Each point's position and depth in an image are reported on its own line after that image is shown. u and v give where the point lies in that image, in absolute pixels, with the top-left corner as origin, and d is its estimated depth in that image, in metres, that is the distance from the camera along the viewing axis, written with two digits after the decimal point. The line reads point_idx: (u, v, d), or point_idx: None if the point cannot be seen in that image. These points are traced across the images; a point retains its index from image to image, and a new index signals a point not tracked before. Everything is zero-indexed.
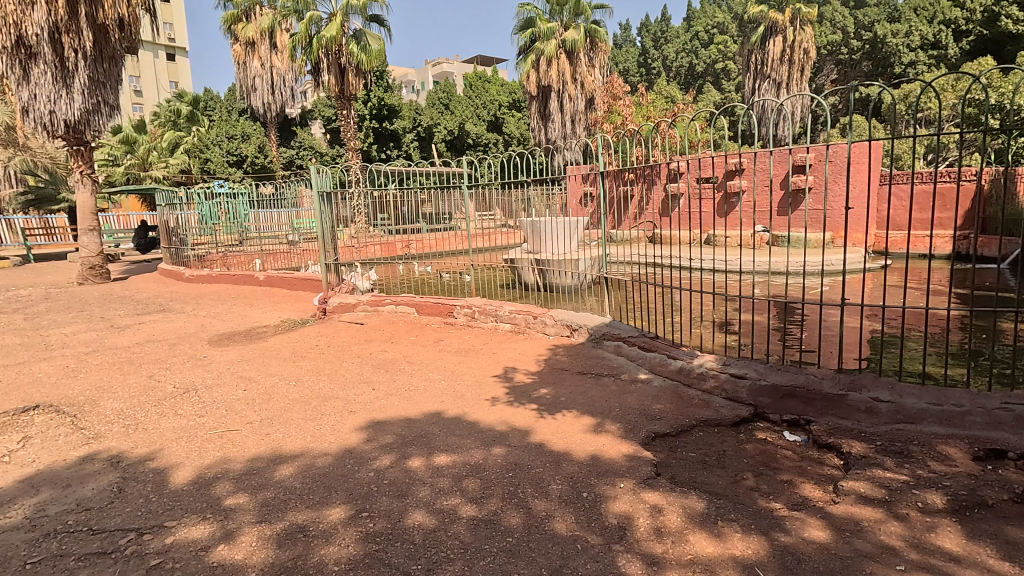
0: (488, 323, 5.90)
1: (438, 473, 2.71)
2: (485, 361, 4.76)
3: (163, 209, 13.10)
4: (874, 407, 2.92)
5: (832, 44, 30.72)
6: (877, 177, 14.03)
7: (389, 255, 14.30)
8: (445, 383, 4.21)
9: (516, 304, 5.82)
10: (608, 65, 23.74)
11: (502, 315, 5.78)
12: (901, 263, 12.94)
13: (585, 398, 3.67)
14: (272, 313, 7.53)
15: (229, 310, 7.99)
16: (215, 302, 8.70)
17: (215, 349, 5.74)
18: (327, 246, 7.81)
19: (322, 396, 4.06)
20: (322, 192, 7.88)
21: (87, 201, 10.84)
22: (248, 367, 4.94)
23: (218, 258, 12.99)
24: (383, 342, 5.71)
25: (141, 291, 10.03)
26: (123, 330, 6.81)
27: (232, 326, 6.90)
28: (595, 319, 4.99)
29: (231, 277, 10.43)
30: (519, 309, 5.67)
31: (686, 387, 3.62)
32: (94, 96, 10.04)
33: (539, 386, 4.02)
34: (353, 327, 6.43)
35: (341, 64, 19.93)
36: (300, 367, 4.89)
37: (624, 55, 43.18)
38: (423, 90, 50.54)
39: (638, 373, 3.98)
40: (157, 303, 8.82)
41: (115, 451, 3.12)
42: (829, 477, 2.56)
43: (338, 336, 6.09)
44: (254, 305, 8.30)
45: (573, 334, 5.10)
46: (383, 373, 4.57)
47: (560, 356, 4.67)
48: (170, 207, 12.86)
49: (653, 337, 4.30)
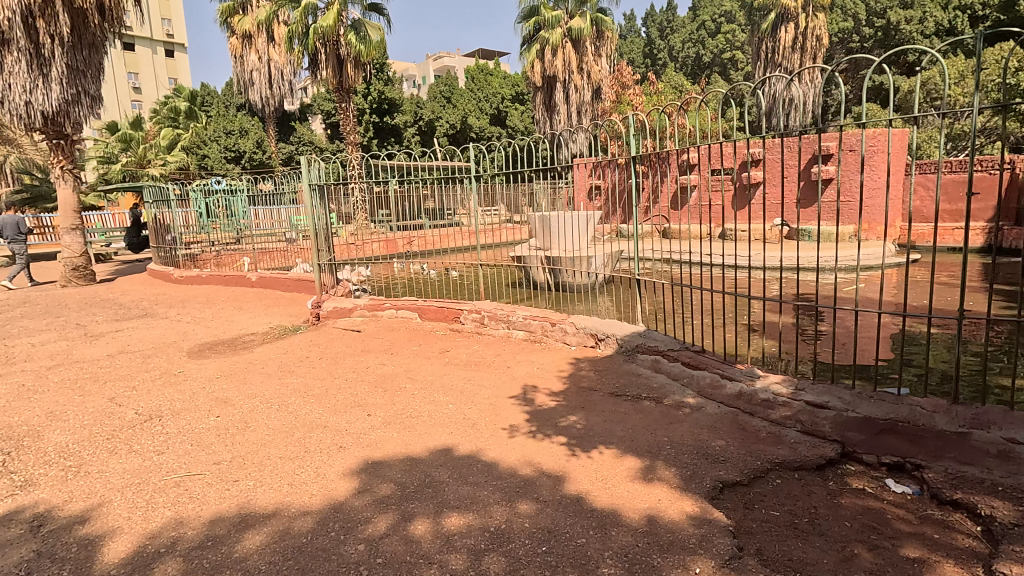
0: (498, 329, 5.31)
1: (449, 546, 2.07)
2: (500, 377, 4.14)
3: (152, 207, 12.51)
4: (1010, 451, 2.25)
5: (842, 33, 29.53)
6: (902, 166, 13.37)
7: (390, 253, 13.73)
8: (453, 407, 3.57)
9: (530, 308, 5.20)
10: (615, 54, 22.97)
11: (515, 320, 5.18)
12: (928, 256, 12.28)
13: (625, 429, 3.02)
14: (261, 319, 6.89)
15: (216, 315, 7.35)
16: (203, 306, 8.08)
17: (193, 362, 5.11)
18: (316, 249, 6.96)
19: (309, 425, 3.42)
20: (314, 185, 7.24)
21: (68, 198, 10.21)
22: (226, 386, 4.28)
23: (213, 257, 12.39)
24: (381, 353, 5.07)
25: (125, 294, 9.42)
26: (95, 340, 6.17)
27: (216, 334, 6.25)
28: (623, 326, 4.34)
29: (222, 278, 9.80)
30: (533, 315, 5.04)
31: (749, 416, 2.97)
32: (73, 85, 9.41)
33: (566, 413, 3.37)
34: (348, 335, 5.80)
35: (340, 55, 19.22)
36: (286, 385, 4.26)
37: (629, 46, 42.58)
38: (425, 85, 49.90)
39: (685, 397, 3.32)
40: (142, 308, 8.19)
41: (41, 508, 2.48)
42: (973, 554, 1.91)
43: (332, 345, 5.45)
44: (244, 309, 7.68)
45: (599, 344, 4.46)
46: (381, 394, 3.93)
47: (585, 372, 4.03)
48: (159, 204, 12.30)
49: (697, 351, 3.66)
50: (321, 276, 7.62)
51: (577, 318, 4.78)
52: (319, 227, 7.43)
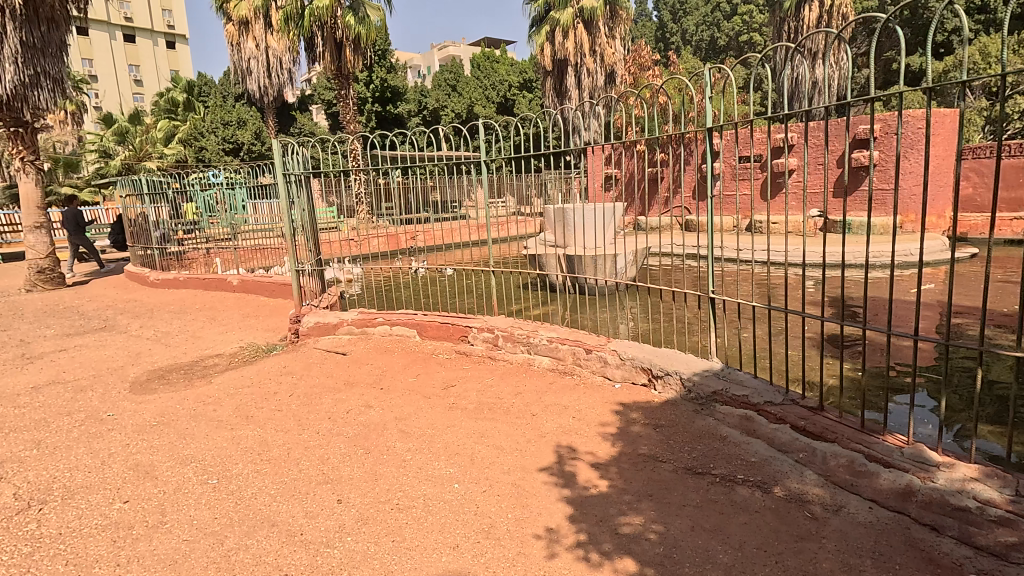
0: (516, 352, 4.25)
1: None
2: (524, 433, 3.05)
3: (127, 200, 11.43)
4: None
5: (867, 13, 27.97)
6: (954, 150, 12.15)
7: (390, 251, 12.66)
8: (461, 491, 2.49)
9: (556, 328, 4.13)
10: (629, 36, 21.64)
11: (536, 343, 4.11)
12: (987, 251, 11.06)
13: (730, 551, 1.93)
14: (231, 336, 5.80)
15: (182, 328, 6.30)
16: (172, 316, 7.03)
17: (132, 400, 4.05)
18: (284, 252, 5.59)
19: (250, 524, 2.34)
20: (288, 176, 6.04)
21: (31, 192, 9.16)
22: (157, 441, 3.22)
23: (200, 257, 11.36)
24: (368, 387, 3.99)
25: (94, 300, 8.40)
26: (28, 365, 5.12)
27: (173, 356, 5.18)
28: (687, 359, 3.24)
29: (202, 281, 8.76)
30: (561, 338, 3.97)
31: (935, 538, 1.86)
32: (31, 66, 8.33)
33: (627, 505, 2.28)
34: (331, 359, 4.73)
35: (337, 38, 18.00)
36: (238, 441, 3.19)
37: (640, 31, 41.09)
38: (430, 75, 48.53)
39: (806, 486, 2.23)
40: (103, 318, 7.14)
41: None
42: None
43: (308, 375, 4.36)
44: (217, 320, 6.62)
45: (652, 382, 3.35)
46: (361, 463, 2.84)
47: (642, 429, 2.93)
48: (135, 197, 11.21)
49: (812, 407, 2.54)
50: (299, 277, 6.30)
51: (616, 341, 3.71)
52: (302, 219, 6.20)
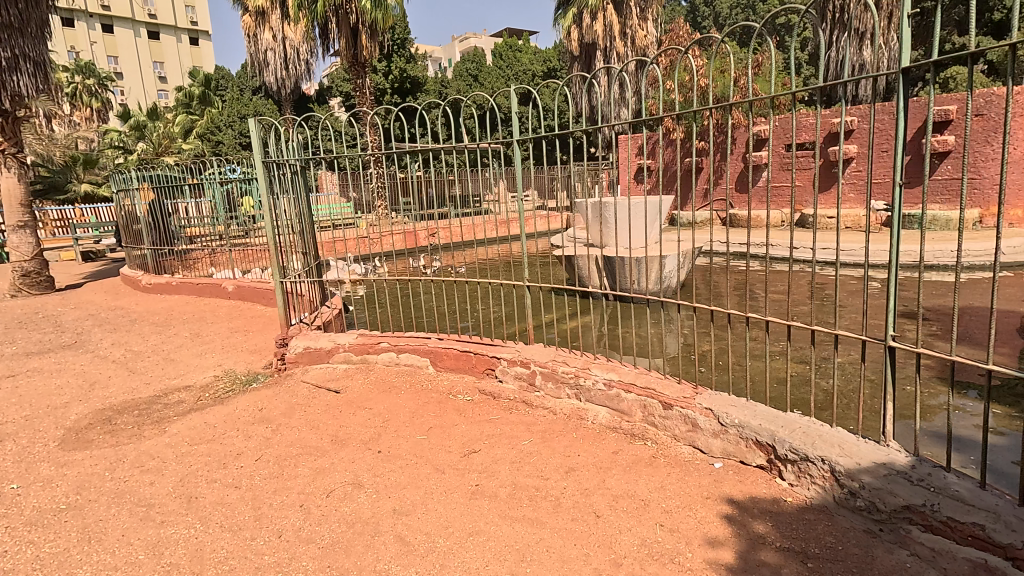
0: (561, 396, 3.23)
1: None
2: (588, 557, 1.96)
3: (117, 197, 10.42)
4: None
5: None
6: None
7: (406, 250, 11.63)
8: None
9: (613, 366, 3.07)
10: (663, 17, 20.20)
11: (587, 386, 3.09)
12: None
13: None
14: (209, 360, 4.81)
15: (158, 347, 5.36)
16: (153, 330, 6.11)
17: (56, 460, 3.07)
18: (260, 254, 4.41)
19: None
20: (268, 160, 4.89)
21: (13, 188, 8.34)
22: (49, 549, 2.21)
23: (203, 256, 10.48)
24: (361, 448, 2.94)
25: (78, 308, 7.57)
26: None
27: (134, 388, 4.22)
28: (834, 433, 2.13)
29: (195, 286, 7.88)
30: (623, 382, 2.91)
31: None
32: (7, 47, 7.48)
33: None
34: (320, 398, 3.70)
35: (352, 24, 17.00)
36: (164, 551, 2.17)
37: (669, 17, 39.24)
38: (451, 68, 47.38)
39: None
40: (76, 332, 6.23)
41: None
42: None
43: (287, 424, 3.34)
44: (201, 337, 5.68)
45: (775, 466, 2.24)
46: None
47: (782, 563, 1.81)
48: (124, 192, 10.19)
49: None
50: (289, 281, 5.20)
51: (703, 391, 2.67)
52: (291, 211, 5.13)
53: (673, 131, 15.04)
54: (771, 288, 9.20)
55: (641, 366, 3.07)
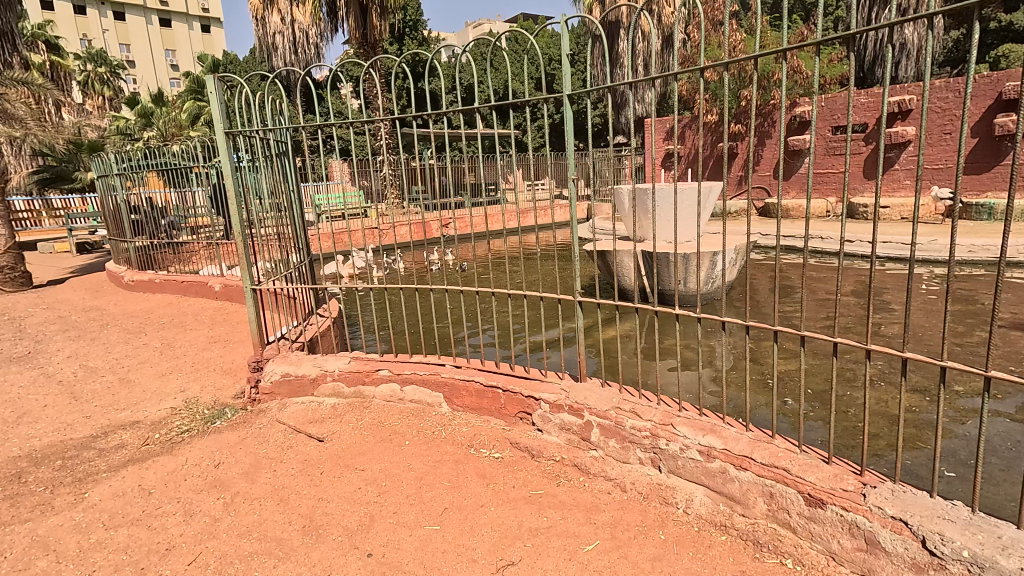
0: (628, 459, 2.30)
1: None
2: None
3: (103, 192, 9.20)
4: None
5: None
6: None
7: (420, 241, 10.71)
8: None
9: (712, 425, 2.13)
10: None
11: (668, 449, 2.17)
12: None
13: None
14: (171, 383, 3.90)
15: (119, 363, 4.45)
16: (121, 339, 5.21)
17: None
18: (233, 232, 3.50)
19: None
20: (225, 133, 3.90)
21: None
22: None
23: (199, 250, 9.57)
24: (343, 548, 2.00)
25: (52, 309, 6.73)
26: None
27: (68, 424, 3.31)
28: None
29: (181, 285, 7.02)
30: (735, 454, 1.98)
31: None
32: None
33: None
34: (296, 450, 2.76)
35: (363, 1, 15.96)
36: None
37: None
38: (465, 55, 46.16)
39: None
40: (35, 340, 5.35)
41: None
42: None
43: (244, 496, 2.40)
44: (173, 350, 4.77)
45: None
46: None
47: None
48: (106, 186, 8.94)
49: None
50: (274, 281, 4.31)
51: (875, 479, 1.73)
52: (283, 199, 4.34)
53: (707, 114, 13.86)
54: (830, 283, 8.09)
55: (752, 425, 2.13)
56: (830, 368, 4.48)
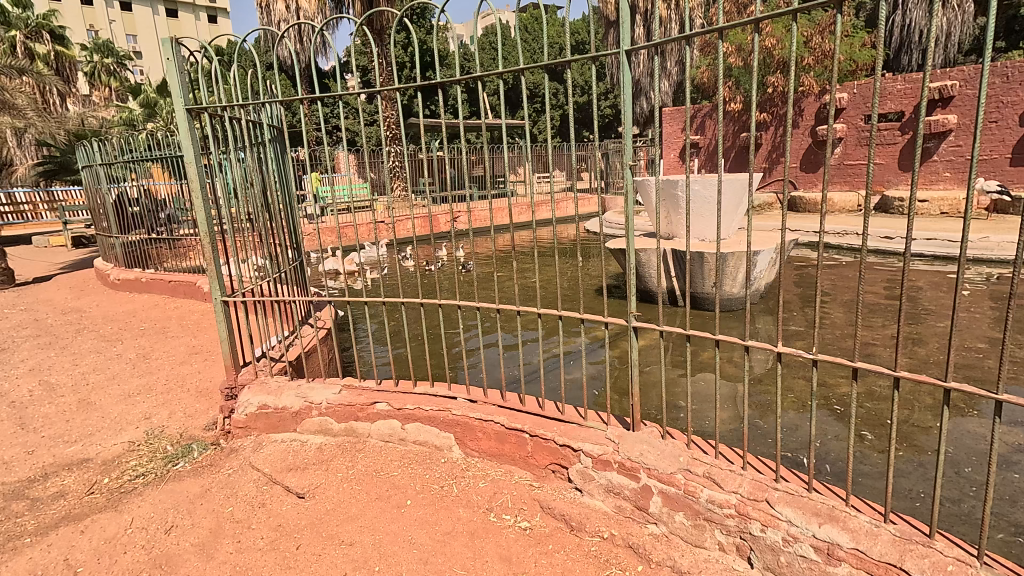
0: (702, 544, 1.77)
1: None
2: None
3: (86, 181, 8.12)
4: None
5: None
6: None
7: (426, 235, 10.13)
8: None
9: (834, 509, 1.56)
10: None
11: (765, 537, 1.64)
12: None
13: None
14: (134, 407, 3.34)
15: (83, 379, 3.90)
16: (93, 349, 4.67)
17: None
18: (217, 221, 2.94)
19: None
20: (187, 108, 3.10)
21: None
22: None
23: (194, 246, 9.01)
24: None
25: (30, 311, 6.21)
26: None
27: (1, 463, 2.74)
28: None
29: (169, 285, 6.49)
30: (880, 560, 1.43)
31: None
32: None
33: None
34: (270, 509, 2.19)
35: None
36: None
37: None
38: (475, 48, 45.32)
39: None
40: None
41: None
42: None
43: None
44: (146, 362, 4.22)
45: None
46: None
47: None
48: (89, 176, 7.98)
49: None
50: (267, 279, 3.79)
51: None
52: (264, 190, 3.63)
53: (729, 102, 13.17)
54: (874, 280, 7.41)
55: (884, 510, 1.57)
56: (900, 387, 3.86)
